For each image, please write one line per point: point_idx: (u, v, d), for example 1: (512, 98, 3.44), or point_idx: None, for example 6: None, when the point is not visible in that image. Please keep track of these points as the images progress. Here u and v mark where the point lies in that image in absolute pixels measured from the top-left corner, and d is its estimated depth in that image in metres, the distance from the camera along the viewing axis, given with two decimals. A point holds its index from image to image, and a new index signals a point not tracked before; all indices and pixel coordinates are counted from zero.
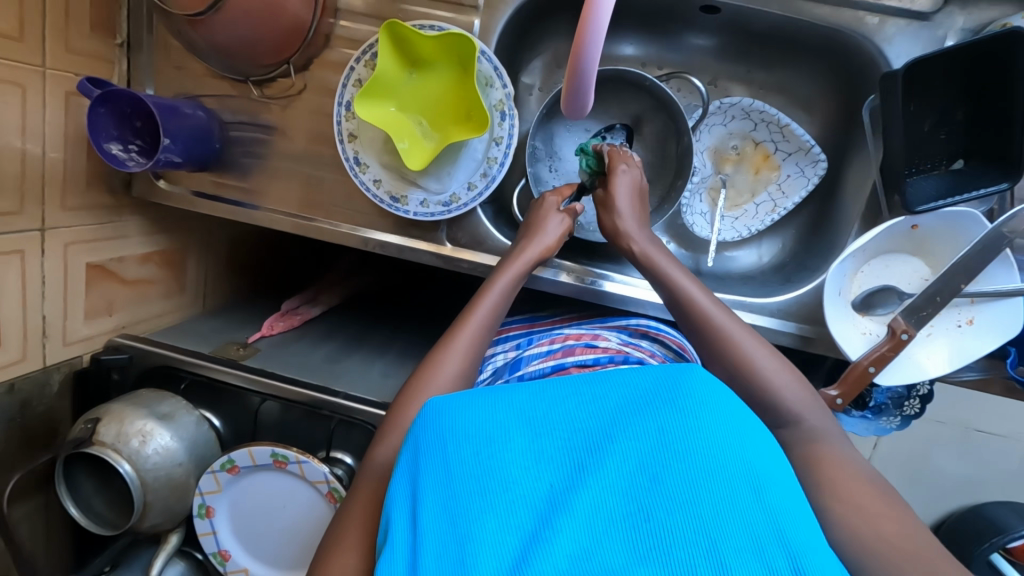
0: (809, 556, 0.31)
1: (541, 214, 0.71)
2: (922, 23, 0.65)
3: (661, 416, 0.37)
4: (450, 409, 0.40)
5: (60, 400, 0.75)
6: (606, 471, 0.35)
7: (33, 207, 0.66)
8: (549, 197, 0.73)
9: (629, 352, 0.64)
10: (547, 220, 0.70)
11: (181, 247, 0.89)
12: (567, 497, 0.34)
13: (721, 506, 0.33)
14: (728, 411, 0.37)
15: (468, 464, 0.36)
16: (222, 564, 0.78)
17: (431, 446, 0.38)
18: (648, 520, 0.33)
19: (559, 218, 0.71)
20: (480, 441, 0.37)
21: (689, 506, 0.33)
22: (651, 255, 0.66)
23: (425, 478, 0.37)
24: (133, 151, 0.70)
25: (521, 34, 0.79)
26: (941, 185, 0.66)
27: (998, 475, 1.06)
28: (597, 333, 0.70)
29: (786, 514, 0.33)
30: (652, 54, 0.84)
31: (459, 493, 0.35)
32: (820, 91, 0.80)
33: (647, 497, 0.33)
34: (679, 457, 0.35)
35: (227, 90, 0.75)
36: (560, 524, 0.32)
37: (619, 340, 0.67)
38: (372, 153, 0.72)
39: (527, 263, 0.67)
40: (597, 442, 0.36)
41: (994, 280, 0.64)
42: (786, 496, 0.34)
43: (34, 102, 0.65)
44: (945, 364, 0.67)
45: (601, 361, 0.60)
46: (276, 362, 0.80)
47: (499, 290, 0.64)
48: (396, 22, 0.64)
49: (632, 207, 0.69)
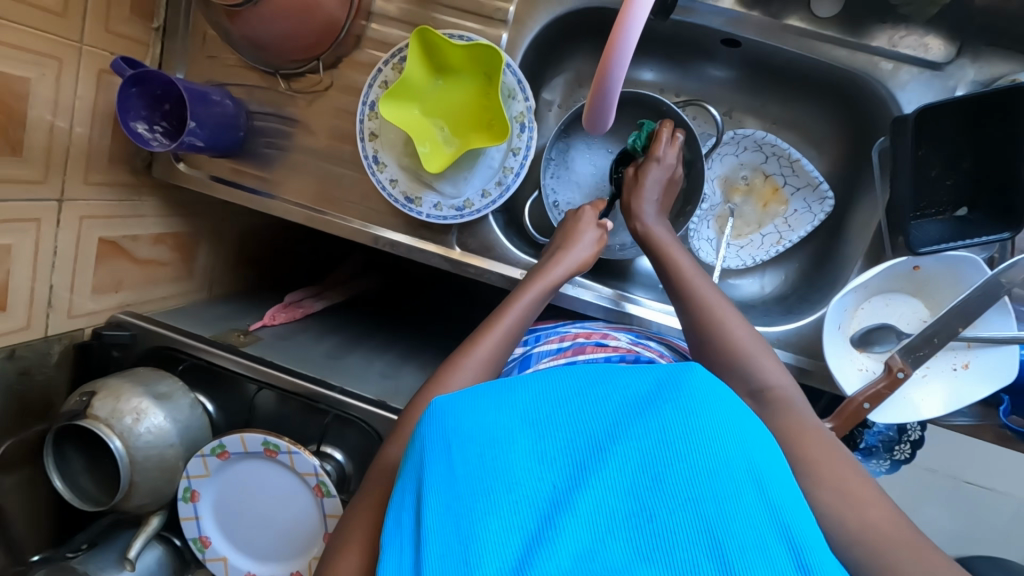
0: (810, 552, 0.33)
1: (575, 228, 0.72)
2: (934, 73, 0.68)
3: (664, 417, 0.38)
4: (453, 409, 0.40)
5: (57, 372, 0.75)
6: (609, 473, 0.36)
7: (55, 178, 0.67)
8: (587, 208, 0.74)
9: (639, 351, 0.68)
10: (581, 236, 0.71)
11: (193, 232, 0.90)
12: (570, 498, 0.35)
13: (722, 504, 0.34)
14: (727, 410, 0.39)
15: (473, 464, 0.37)
16: (200, 551, 0.77)
17: (435, 446, 0.38)
18: (650, 519, 0.34)
19: (593, 231, 0.72)
20: (484, 441, 0.38)
21: (692, 505, 0.34)
22: (672, 260, 0.67)
23: (429, 477, 0.37)
24: (158, 132, 0.72)
25: (546, 52, 0.81)
26: (944, 230, 0.67)
27: (986, 529, 1.05)
28: (605, 332, 0.72)
29: (786, 512, 0.34)
30: (671, 81, 0.86)
31: (463, 493, 0.36)
32: (831, 131, 0.82)
33: (650, 498, 0.35)
34: (680, 458, 0.36)
35: (256, 81, 0.77)
36: (564, 525, 0.34)
37: (628, 340, 0.70)
38: (391, 153, 0.74)
39: (553, 279, 0.68)
40: (600, 442, 0.37)
41: (992, 326, 0.65)
42: (785, 493, 0.36)
43: (68, 76, 0.66)
44: (939, 407, 0.67)
45: (612, 360, 0.63)
46: (275, 351, 0.80)
47: (523, 304, 0.65)
48: (427, 29, 0.66)
49: (658, 203, 0.72)
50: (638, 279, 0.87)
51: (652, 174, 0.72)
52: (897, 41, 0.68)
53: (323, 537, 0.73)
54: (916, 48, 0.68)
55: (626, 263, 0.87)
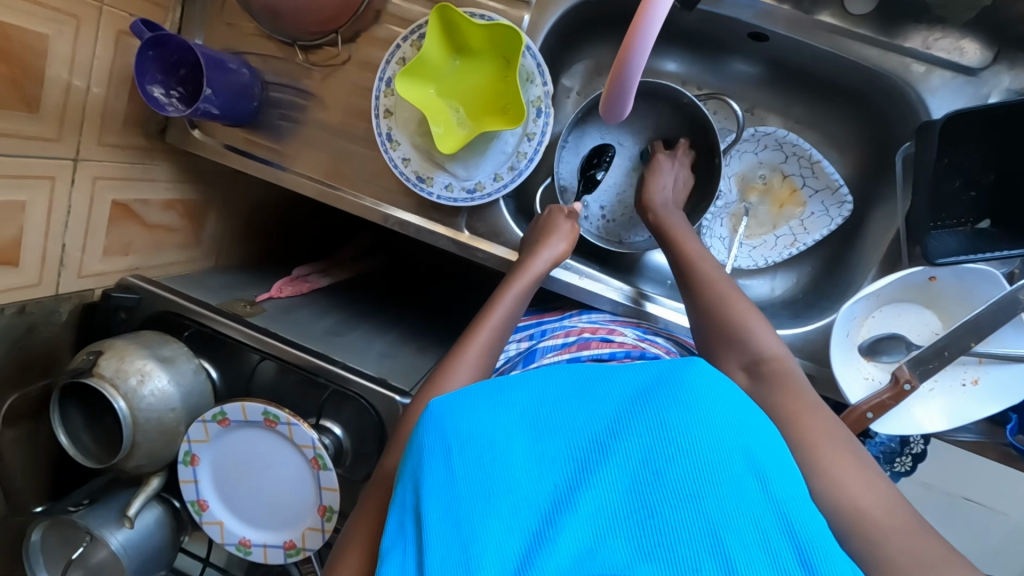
0: (814, 546, 0.33)
1: (550, 224, 0.71)
2: (967, 78, 0.66)
3: (665, 411, 0.38)
4: (452, 410, 0.41)
5: (65, 330, 0.76)
6: (608, 472, 0.36)
7: (70, 137, 0.67)
8: (554, 209, 0.73)
9: (645, 348, 0.66)
10: (558, 231, 0.70)
11: (204, 199, 0.91)
12: (569, 497, 0.35)
13: (723, 501, 0.34)
14: (726, 401, 0.39)
15: (471, 464, 0.38)
16: (197, 515, 0.78)
17: (434, 449, 0.39)
18: (652, 515, 0.34)
19: (567, 225, 0.71)
20: (484, 440, 0.38)
21: (695, 501, 0.34)
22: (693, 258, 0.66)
23: (429, 479, 0.38)
24: (174, 98, 0.72)
25: (567, 36, 0.79)
26: (962, 241, 0.65)
27: (980, 547, 1.05)
28: (612, 328, 0.71)
29: (788, 508, 0.35)
30: (694, 73, 0.84)
31: (462, 494, 0.37)
32: (854, 134, 0.80)
33: (651, 494, 0.35)
34: (681, 452, 0.36)
35: (273, 52, 0.76)
36: (564, 524, 0.34)
37: (634, 336, 0.69)
38: (404, 132, 0.73)
39: (535, 270, 0.67)
40: (601, 438, 0.38)
41: (1004, 343, 0.63)
42: (788, 488, 0.36)
43: (87, 35, 0.66)
44: (943, 422, 0.66)
45: (617, 356, 0.63)
46: (279, 323, 0.81)
47: (510, 298, 0.65)
48: (448, 7, 0.65)
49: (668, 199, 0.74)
50: (647, 274, 0.86)
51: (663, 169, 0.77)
52: (931, 43, 0.66)
53: (317, 510, 0.74)
54: (950, 52, 0.65)
55: (636, 257, 0.86)
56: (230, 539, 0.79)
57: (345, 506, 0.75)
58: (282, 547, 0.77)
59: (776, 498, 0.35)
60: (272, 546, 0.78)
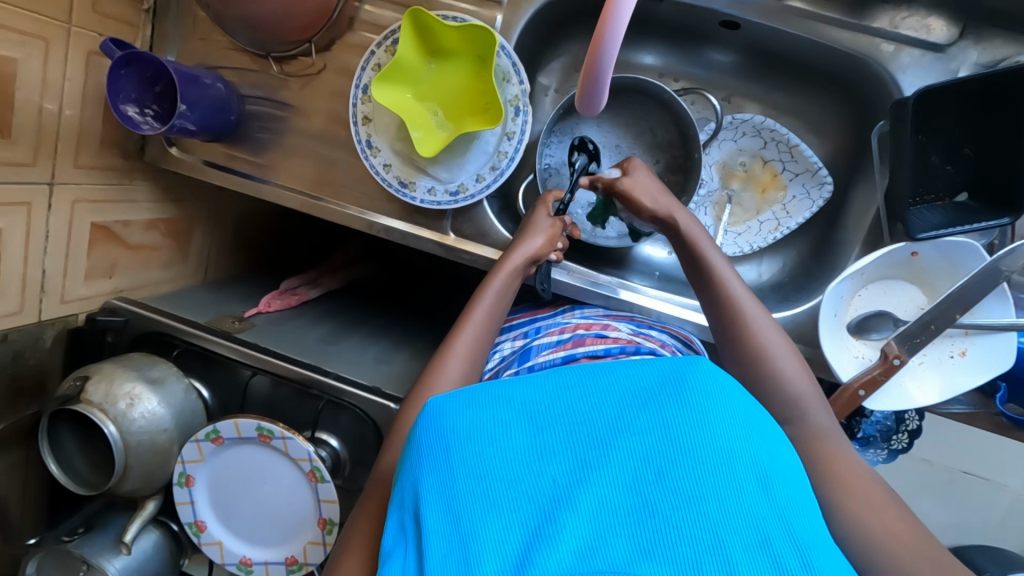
0: (817, 552, 0.33)
1: (530, 221, 0.72)
2: (937, 55, 0.66)
3: (666, 410, 0.39)
4: (452, 408, 0.41)
5: (51, 356, 0.75)
6: (609, 470, 0.36)
7: (45, 161, 0.66)
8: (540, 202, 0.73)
9: (640, 342, 0.66)
10: (536, 223, 0.71)
11: (187, 217, 0.90)
12: (570, 495, 0.35)
13: (724, 499, 0.34)
14: (729, 400, 0.40)
15: (471, 464, 0.37)
16: (196, 535, 0.77)
17: (434, 449, 0.39)
18: (652, 514, 0.34)
19: (548, 220, 0.71)
20: (484, 440, 0.38)
21: (695, 499, 0.34)
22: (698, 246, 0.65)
23: (429, 478, 0.38)
24: (149, 116, 0.71)
25: (542, 34, 0.80)
26: (943, 216, 0.65)
27: (981, 519, 1.06)
28: (606, 323, 0.71)
29: (791, 508, 0.35)
30: (670, 65, 0.84)
31: (461, 493, 0.36)
32: (831, 116, 0.81)
33: (651, 492, 0.35)
34: (682, 450, 0.36)
35: (248, 65, 0.76)
36: (565, 522, 0.34)
37: (628, 331, 0.69)
38: (384, 138, 0.73)
39: (511, 264, 0.66)
40: (602, 437, 0.38)
41: (989, 313, 0.64)
42: (791, 490, 0.36)
43: (57, 58, 0.65)
44: (935, 395, 0.67)
45: (612, 351, 0.63)
46: (268, 337, 0.80)
47: (491, 293, 0.64)
48: (420, 10, 0.65)
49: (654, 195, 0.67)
50: (636, 267, 0.86)
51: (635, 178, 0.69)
52: (899, 22, 0.66)
53: (318, 523, 0.73)
54: (919, 30, 0.66)
55: (625, 251, 0.86)
56: (231, 559, 0.78)
57: (346, 518, 0.75)
58: (284, 564, 0.76)
59: (778, 500, 0.35)
60: (274, 563, 0.77)
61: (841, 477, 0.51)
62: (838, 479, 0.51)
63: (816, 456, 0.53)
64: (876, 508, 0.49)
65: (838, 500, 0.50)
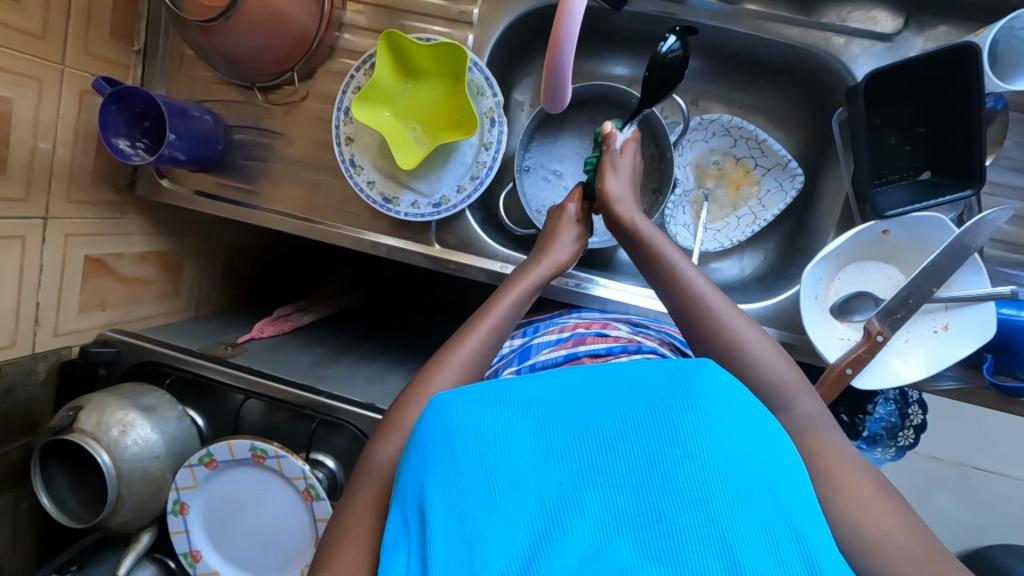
0: (822, 558, 0.33)
1: (552, 229, 0.72)
2: (885, 45, 0.70)
3: (673, 412, 0.38)
4: (457, 405, 0.41)
5: (44, 389, 0.75)
6: (615, 471, 0.35)
7: (38, 196, 0.69)
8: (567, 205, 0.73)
9: (641, 341, 0.67)
10: (561, 236, 0.71)
11: (179, 250, 0.91)
12: (576, 496, 0.35)
13: (733, 505, 0.34)
14: (740, 404, 0.39)
15: (475, 460, 0.37)
16: (191, 566, 0.76)
17: (438, 446, 0.39)
18: (660, 519, 0.33)
19: (574, 231, 0.72)
20: (488, 438, 0.38)
21: (703, 504, 0.34)
22: (663, 258, 0.64)
23: (433, 474, 0.38)
24: (139, 148, 0.74)
25: (513, 51, 0.83)
26: (909, 196, 0.68)
27: (998, 515, 1.05)
28: (607, 323, 0.72)
29: (798, 513, 0.34)
30: (640, 74, 0.88)
31: (466, 490, 0.36)
32: (795, 112, 0.85)
33: (658, 496, 0.34)
34: (691, 454, 0.36)
35: (234, 96, 0.79)
36: (570, 523, 0.33)
37: (628, 330, 0.70)
38: (367, 157, 0.76)
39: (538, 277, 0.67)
40: (607, 440, 0.37)
41: (965, 285, 0.66)
42: (797, 495, 0.36)
43: (50, 97, 0.69)
44: (921, 370, 0.67)
45: (614, 350, 0.63)
46: (260, 361, 0.80)
47: (497, 302, 0.64)
48: (394, 33, 0.68)
49: (629, 183, 0.70)
50: (621, 269, 0.87)
51: (611, 164, 0.70)
52: (846, 16, 0.71)
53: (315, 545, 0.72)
54: (865, 22, 0.70)
55: (609, 254, 0.88)
56: None
57: None
58: None
59: (783, 506, 0.35)
60: None
61: (836, 464, 0.50)
62: (831, 462, 0.50)
63: (809, 438, 0.52)
64: (870, 494, 0.48)
65: (834, 485, 0.49)
